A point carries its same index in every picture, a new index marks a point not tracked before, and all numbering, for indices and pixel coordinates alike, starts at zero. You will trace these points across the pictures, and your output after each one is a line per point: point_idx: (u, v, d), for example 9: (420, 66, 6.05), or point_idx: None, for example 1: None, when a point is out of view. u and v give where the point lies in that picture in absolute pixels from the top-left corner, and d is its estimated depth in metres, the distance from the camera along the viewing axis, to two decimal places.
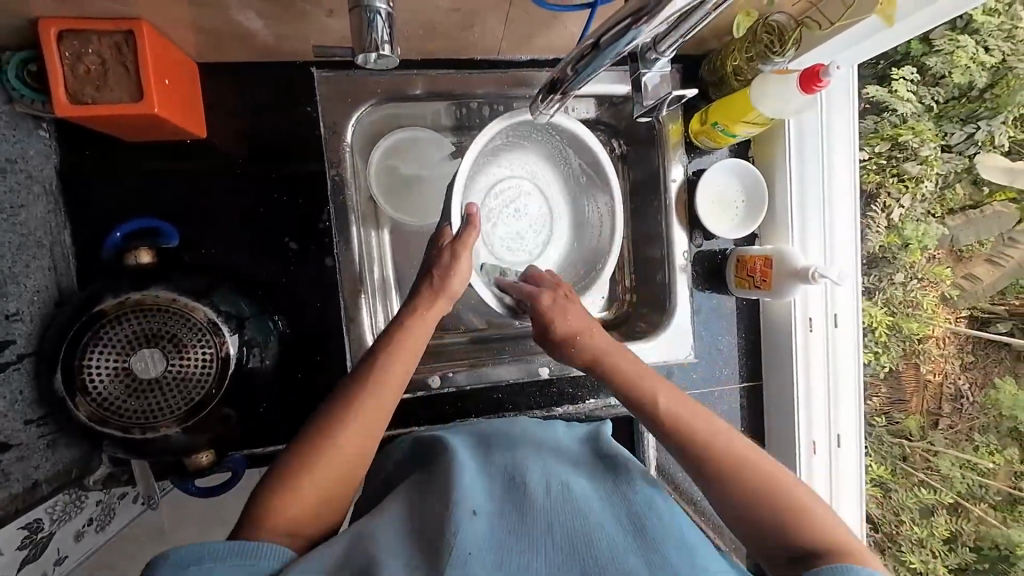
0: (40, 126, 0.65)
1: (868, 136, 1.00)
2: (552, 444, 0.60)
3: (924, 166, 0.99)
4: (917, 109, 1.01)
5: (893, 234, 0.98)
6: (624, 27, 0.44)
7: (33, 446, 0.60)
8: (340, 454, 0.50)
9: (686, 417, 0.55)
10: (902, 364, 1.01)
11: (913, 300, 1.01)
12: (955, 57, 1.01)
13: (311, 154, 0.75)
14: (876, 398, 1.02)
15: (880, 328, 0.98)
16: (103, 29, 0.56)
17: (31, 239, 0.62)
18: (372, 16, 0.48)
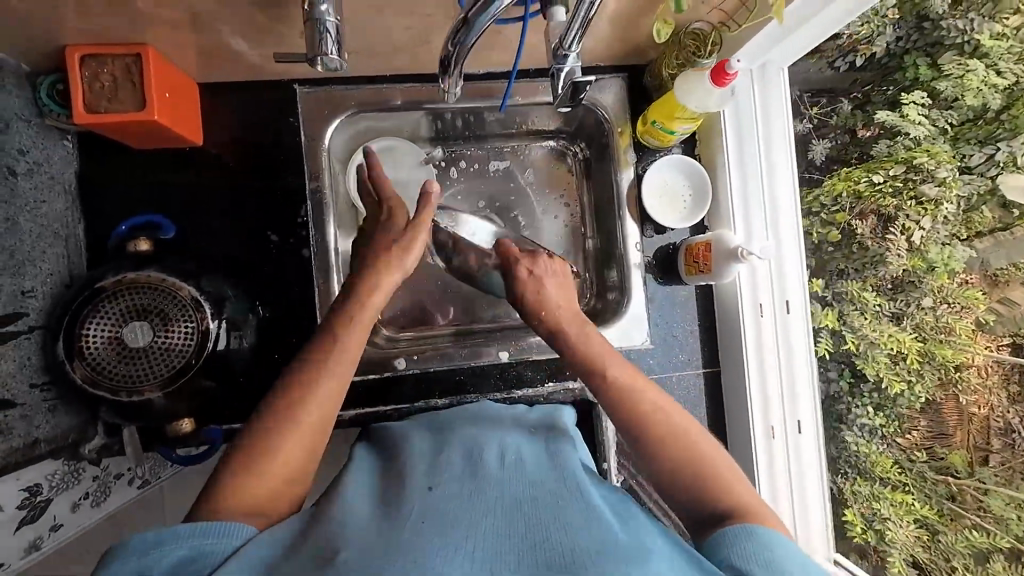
0: (65, 137, 0.77)
1: (879, 160, 0.83)
2: (505, 431, 0.68)
3: (945, 187, 0.79)
4: (933, 130, 0.81)
5: (917, 257, 0.81)
6: None
7: (36, 408, 0.68)
8: (301, 429, 0.55)
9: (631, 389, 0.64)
10: (940, 395, 0.79)
11: (943, 326, 0.80)
12: (966, 80, 0.79)
13: (294, 158, 0.85)
14: (914, 430, 0.81)
15: (911, 357, 0.79)
16: (116, 53, 0.68)
17: (49, 229, 0.73)
18: (322, 28, 0.56)
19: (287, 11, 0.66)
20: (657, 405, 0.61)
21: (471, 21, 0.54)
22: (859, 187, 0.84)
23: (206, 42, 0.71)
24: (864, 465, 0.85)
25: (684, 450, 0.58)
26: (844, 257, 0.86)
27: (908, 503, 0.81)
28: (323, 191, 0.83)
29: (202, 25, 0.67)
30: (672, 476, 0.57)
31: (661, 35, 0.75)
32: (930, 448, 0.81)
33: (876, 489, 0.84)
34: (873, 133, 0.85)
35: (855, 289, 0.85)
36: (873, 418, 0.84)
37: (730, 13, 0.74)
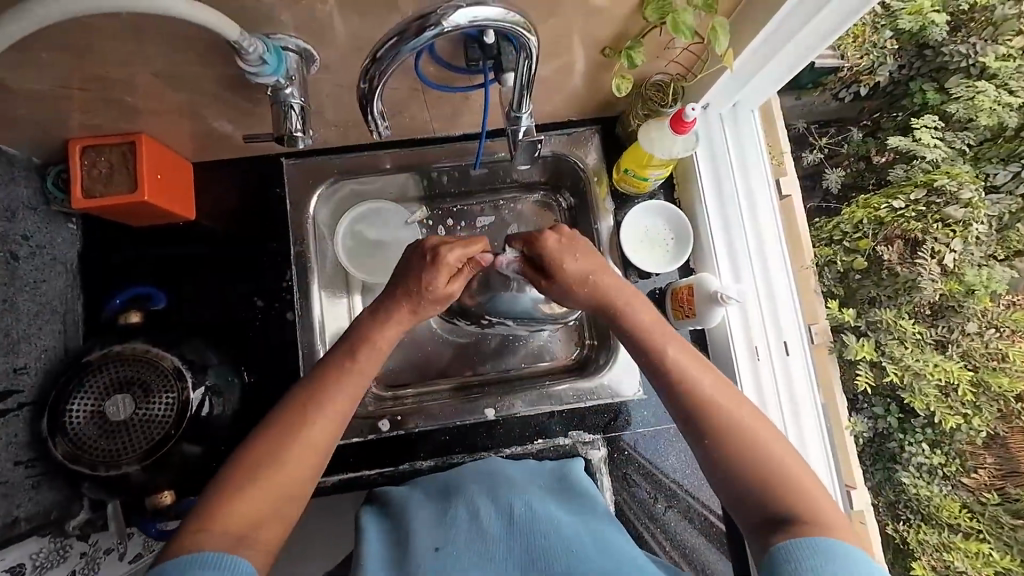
0: (70, 220, 0.82)
1: (901, 184, 0.98)
2: (513, 482, 0.71)
3: (970, 208, 0.95)
4: (948, 153, 0.99)
5: (953, 281, 0.95)
6: (394, 41, 0.47)
7: (18, 485, 0.69)
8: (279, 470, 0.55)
9: (693, 376, 0.62)
10: (1004, 427, 0.95)
11: (998, 352, 0.96)
12: (977, 102, 1.01)
13: (280, 226, 0.89)
14: (983, 469, 0.96)
15: (964, 385, 0.94)
16: (113, 143, 0.74)
17: (47, 307, 0.77)
18: (288, 109, 0.62)
19: (258, 96, 0.70)
20: (733, 416, 0.59)
21: (382, 60, 0.48)
22: (880, 214, 0.96)
23: (196, 127, 0.77)
24: (929, 510, 0.95)
25: (756, 467, 0.56)
26: (873, 283, 0.97)
27: (983, 553, 0.92)
28: (307, 256, 0.86)
29: (189, 111, 0.72)
30: (740, 479, 0.56)
31: (621, 90, 0.75)
32: (1002, 489, 0.95)
33: (945, 537, 0.94)
34: (888, 157, 1.04)
35: (890, 318, 0.95)
36: (931, 457, 0.96)
37: (687, 66, 0.75)
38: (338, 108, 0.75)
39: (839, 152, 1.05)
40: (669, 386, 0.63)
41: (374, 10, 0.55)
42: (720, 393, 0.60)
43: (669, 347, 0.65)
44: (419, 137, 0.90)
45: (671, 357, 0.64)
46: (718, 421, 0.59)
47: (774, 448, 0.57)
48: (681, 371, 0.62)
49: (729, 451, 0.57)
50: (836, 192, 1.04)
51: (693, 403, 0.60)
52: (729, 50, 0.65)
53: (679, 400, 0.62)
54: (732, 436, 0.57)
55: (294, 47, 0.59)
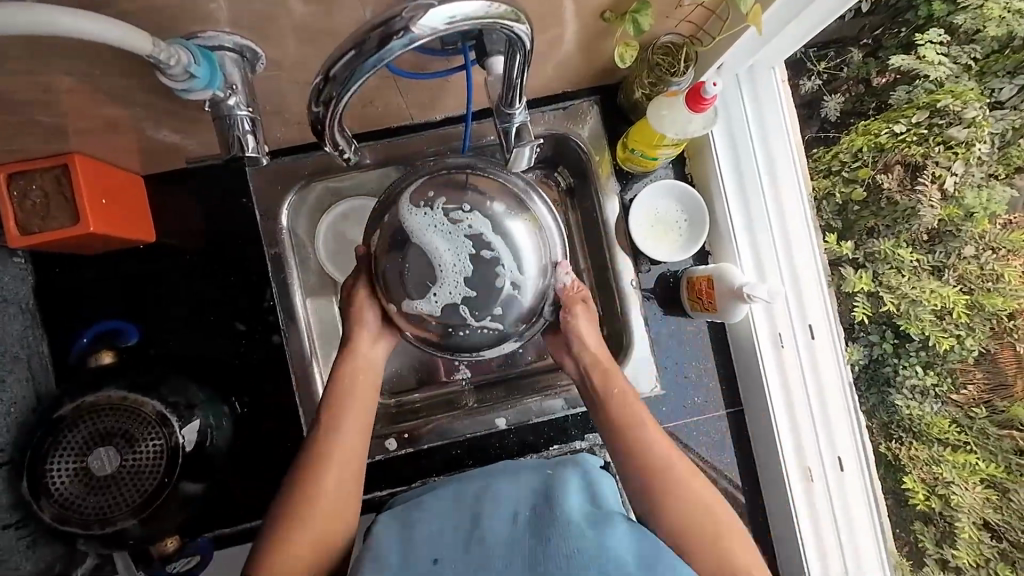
0: (15, 255, 0.73)
1: (898, 109, 0.83)
2: (523, 479, 0.63)
3: (974, 128, 0.79)
4: (953, 70, 0.82)
5: (951, 206, 0.81)
6: (353, 56, 0.38)
7: (12, 549, 0.65)
8: (300, 540, 0.57)
9: (656, 459, 0.63)
10: (994, 345, 0.80)
11: (991, 274, 0.81)
12: (986, 11, 0.83)
13: (252, 239, 0.80)
14: (970, 384, 0.81)
15: (960, 308, 0.80)
16: (44, 167, 0.64)
17: (8, 354, 0.70)
18: (234, 122, 0.52)
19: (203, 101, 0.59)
20: (679, 476, 0.62)
21: (336, 79, 0.39)
22: (880, 140, 0.82)
23: (138, 141, 0.66)
24: (919, 427, 0.83)
25: (694, 510, 0.60)
26: (873, 213, 0.84)
27: (970, 463, 0.80)
28: (287, 272, 0.78)
29: (122, 125, 0.62)
30: (670, 529, 0.60)
31: (624, 59, 0.67)
32: (988, 402, 0.81)
33: (935, 451, 0.82)
34: (889, 78, 0.85)
35: (889, 247, 0.83)
36: (924, 377, 0.82)
37: (700, 24, 0.65)
38: (298, 106, 0.64)
39: (838, 77, 0.86)
40: (632, 456, 0.64)
41: None
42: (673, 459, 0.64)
43: (643, 425, 0.66)
44: (391, 127, 0.80)
45: (649, 449, 0.64)
46: (667, 487, 0.62)
47: (706, 495, 0.62)
48: (649, 451, 0.64)
49: (681, 518, 0.60)
50: (836, 119, 0.87)
51: (644, 475, 0.63)
52: (757, 6, 0.55)
53: (646, 494, 0.62)
54: (679, 506, 0.60)
55: (232, 45, 0.49)
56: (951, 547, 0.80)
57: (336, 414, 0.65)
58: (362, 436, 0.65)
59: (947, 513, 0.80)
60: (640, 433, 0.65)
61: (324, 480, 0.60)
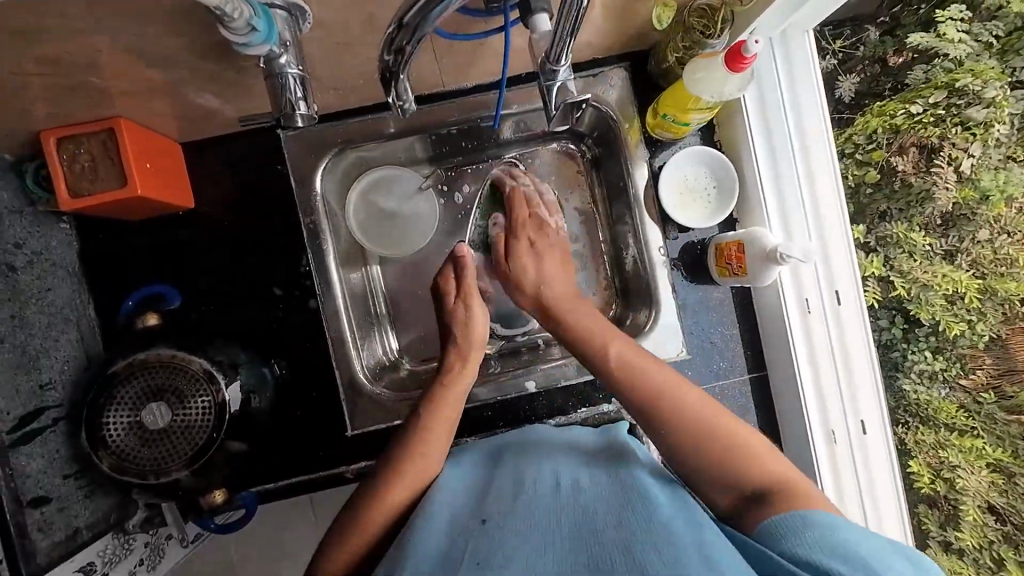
0: (61, 220, 0.76)
1: (918, 88, 0.83)
2: (560, 453, 0.64)
3: (993, 107, 0.80)
4: (974, 49, 0.83)
5: (966, 187, 0.82)
6: (429, 2, 0.41)
7: (72, 497, 0.69)
8: (388, 503, 0.59)
9: (634, 361, 0.63)
10: (1005, 330, 0.82)
11: (1006, 258, 0.82)
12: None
13: (287, 206, 0.82)
14: (979, 370, 0.83)
15: (972, 293, 0.81)
16: (91, 131, 0.65)
17: (58, 315, 0.73)
18: (285, 80, 0.54)
19: (246, 61, 0.61)
20: (665, 384, 0.59)
21: (409, 26, 0.42)
22: (896, 120, 0.82)
23: (178, 105, 0.68)
24: (927, 412, 0.85)
25: (695, 427, 0.56)
26: (885, 197, 0.84)
27: (977, 447, 0.82)
28: (322, 240, 0.80)
29: (168, 89, 0.63)
30: (684, 444, 0.56)
31: (661, 21, 0.71)
32: (997, 387, 0.83)
33: (941, 436, 0.84)
34: (906, 57, 0.87)
35: (901, 231, 0.83)
36: (934, 362, 0.84)
37: None
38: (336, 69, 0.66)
39: (853, 57, 0.88)
40: (608, 373, 0.63)
41: None
42: (667, 384, 0.59)
43: (612, 345, 0.65)
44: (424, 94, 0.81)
45: (621, 356, 0.63)
46: (655, 391, 0.59)
47: (691, 399, 0.58)
48: (630, 368, 0.62)
49: (680, 427, 0.56)
50: (850, 101, 0.89)
51: (641, 398, 0.59)
52: None
53: (635, 402, 0.60)
54: (677, 418, 0.57)
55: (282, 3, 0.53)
56: (955, 528, 0.82)
57: (428, 423, 0.65)
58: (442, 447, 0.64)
59: (952, 496, 0.82)
60: (608, 351, 0.64)
61: (408, 478, 0.61)
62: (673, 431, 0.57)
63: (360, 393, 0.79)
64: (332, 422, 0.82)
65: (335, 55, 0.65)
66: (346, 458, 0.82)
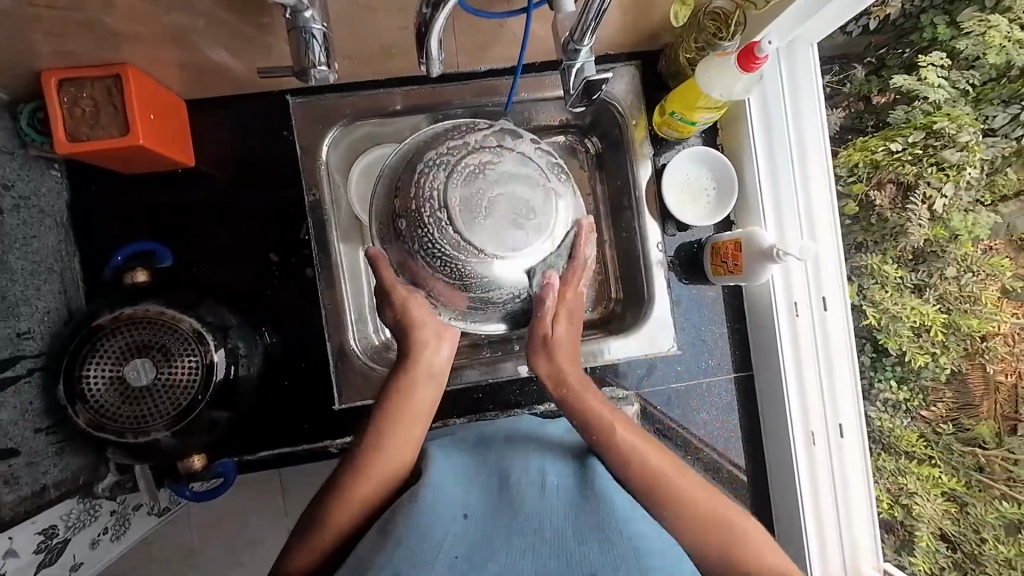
0: (53, 167, 0.74)
1: (895, 128, 0.77)
2: (546, 452, 0.63)
3: (968, 152, 0.71)
4: (954, 92, 0.73)
5: (938, 225, 0.74)
6: None
7: (43, 453, 0.66)
8: (371, 471, 0.58)
9: (639, 451, 0.60)
10: (966, 365, 0.73)
11: (969, 295, 0.72)
12: (989, 37, 0.70)
13: (289, 173, 0.81)
14: (940, 404, 0.76)
15: (937, 328, 0.75)
16: (96, 76, 0.64)
17: (42, 265, 0.70)
18: (309, 36, 0.54)
19: (268, 18, 0.61)
20: (664, 471, 0.60)
21: None
22: (876, 156, 0.78)
23: (190, 58, 0.67)
24: (888, 439, 0.81)
25: (715, 537, 0.58)
26: (863, 228, 0.81)
27: (936, 477, 0.76)
28: (323, 209, 0.79)
29: (182, 38, 0.63)
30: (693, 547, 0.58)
31: (677, 18, 0.74)
32: (957, 421, 0.74)
33: (903, 463, 0.79)
34: (889, 98, 0.78)
35: (875, 263, 0.80)
36: (897, 393, 0.79)
37: None
38: None
39: (839, 93, 0.82)
40: (614, 465, 0.60)
41: None
42: (669, 470, 0.60)
43: (617, 431, 0.61)
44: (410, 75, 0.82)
45: (632, 448, 0.60)
46: (670, 497, 0.58)
47: (685, 487, 0.59)
48: (642, 461, 0.60)
49: (691, 524, 0.58)
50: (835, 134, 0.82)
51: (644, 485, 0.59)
52: None
53: (636, 481, 0.59)
54: (686, 512, 0.58)
55: None
56: (909, 554, 0.79)
57: (396, 411, 0.62)
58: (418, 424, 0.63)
59: (908, 523, 0.79)
60: (614, 436, 0.61)
61: (382, 459, 0.59)
62: (668, 515, 0.58)
63: (351, 367, 0.78)
64: (318, 394, 0.81)
65: None
66: (330, 432, 0.81)
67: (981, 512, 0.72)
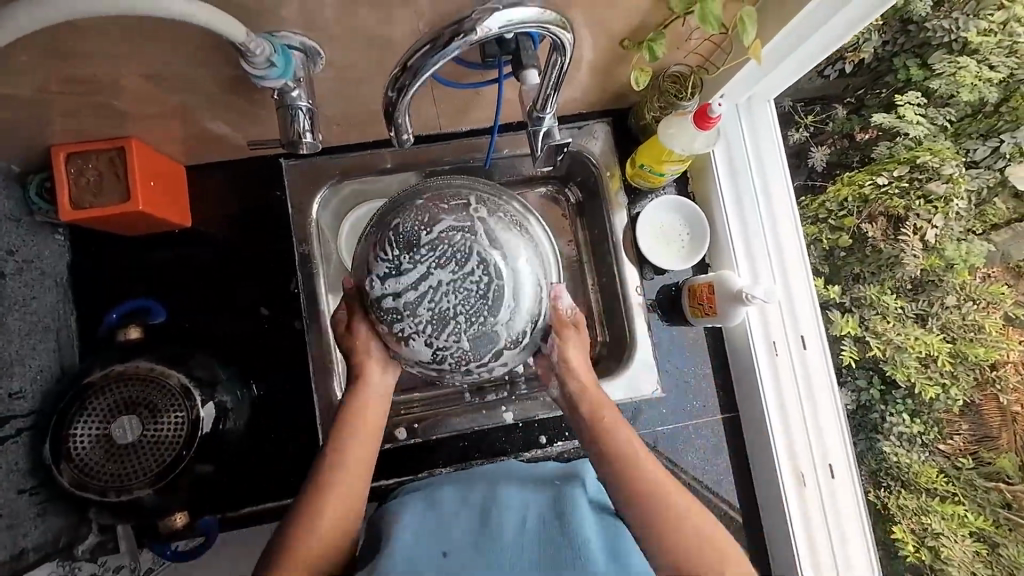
0: (57, 231, 0.78)
1: (881, 163, 0.81)
2: (526, 482, 0.67)
3: (953, 184, 0.77)
4: (931, 130, 0.79)
5: (933, 256, 0.77)
6: (432, 48, 0.46)
7: (23, 515, 0.66)
8: (337, 501, 0.56)
9: (608, 433, 0.61)
10: (979, 396, 0.74)
11: (973, 324, 0.75)
12: (959, 79, 0.77)
13: (281, 229, 0.85)
14: (956, 436, 0.76)
15: (945, 356, 0.76)
16: (102, 149, 0.69)
17: (40, 325, 0.73)
18: (295, 112, 0.59)
19: (260, 96, 0.67)
20: (660, 476, 0.57)
21: (412, 68, 0.47)
22: (865, 191, 0.81)
23: (189, 130, 0.72)
24: (907, 476, 0.79)
25: (691, 545, 0.54)
26: (858, 260, 0.83)
27: (959, 514, 0.74)
28: (313, 262, 0.82)
29: (181, 113, 0.68)
30: (652, 541, 0.54)
31: (640, 84, 0.74)
32: (976, 454, 0.74)
33: (925, 501, 0.77)
34: (870, 134, 0.83)
35: (875, 292, 0.81)
36: (911, 425, 0.78)
37: (707, 57, 0.74)
38: (338, 104, 0.73)
39: (824, 131, 0.85)
40: (591, 438, 0.61)
41: (387, 6, 0.54)
42: (647, 461, 0.59)
43: (616, 431, 0.61)
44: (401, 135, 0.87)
45: (615, 426, 0.61)
46: (652, 480, 0.57)
47: (682, 499, 0.56)
48: (624, 446, 0.59)
49: (658, 526, 0.54)
50: (822, 171, 0.86)
51: (621, 465, 0.58)
52: (756, 40, 0.63)
53: (613, 474, 0.58)
54: (655, 510, 0.55)
55: (298, 44, 0.57)
56: None
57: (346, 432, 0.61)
58: (371, 439, 0.62)
59: (938, 566, 0.75)
60: (603, 419, 0.62)
61: (349, 480, 0.58)
62: (654, 516, 0.55)
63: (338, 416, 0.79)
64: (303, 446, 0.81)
65: (343, 98, 0.72)
66: None
67: (1013, 552, 0.71)
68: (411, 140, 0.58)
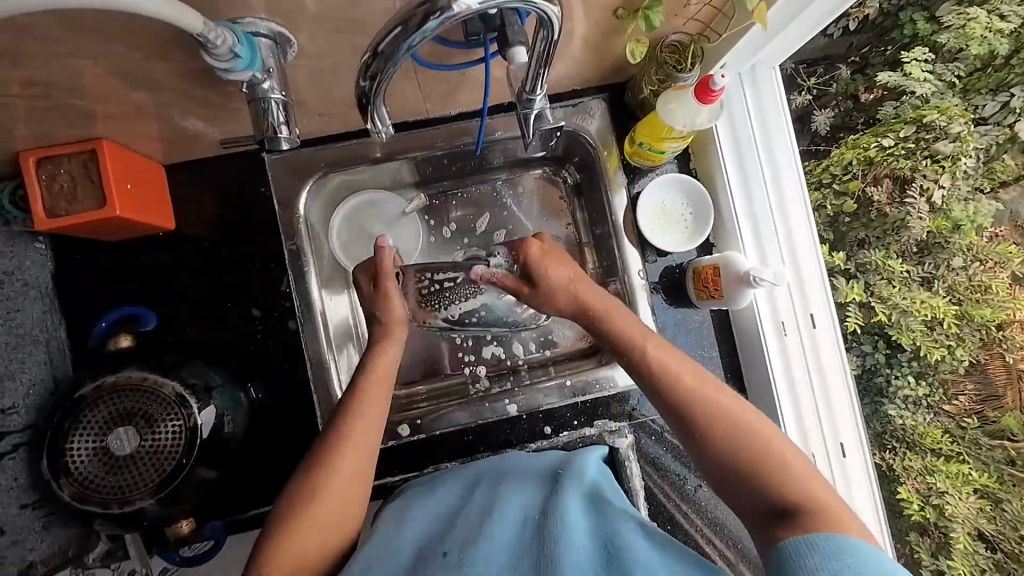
0: (37, 240, 0.75)
1: (886, 124, 0.80)
2: (525, 482, 0.64)
3: (960, 142, 0.77)
4: (939, 86, 0.79)
5: (939, 217, 0.78)
6: (401, 30, 0.42)
7: (29, 528, 0.66)
8: (333, 491, 0.57)
9: (671, 363, 0.59)
10: (985, 355, 0.77)
11: (979, 285, 0.78)
12: (970, 29, 0.80)
13: (268, 227, 0.82)
14: (962, 395, 0.79)
15: (950, 320, 0.77)
16: (74, 152, 0.66)
17: (28, 337, 0.71)
18: (268, 105, 0.58)
19: (234, 89, 0.63)
20: (715, 400, 0.56)
21: (383, 54, 0.44)
22: (869, 152, 0.79)
23: (164, 128, 0.69)
24: (912, 438, 0.79)
25: (745, 447, 0.53)
26: (863, 224, 0.81)
27: (963, 473, 0.77)
28: (304, 260, 0.79)
29: (152, 110, 0.64)
30: (720, 459, 0.54)
31: (635, 56, 0.70)
32: (980, 413, 0.78)
33: (929, 461, 0.78)
34: (876, 94, 0.82)
35: (880, 257, 0.79)
36: (917, 389, 0.79)
37: (707, 23, 0.69)
38: (318, 94, 0.69)
39: (828, 93, 0.82)
40: (641, 371, 0.61)
41: None
42: (695, 379, 0.58)
43: (651, 349, 0.61)
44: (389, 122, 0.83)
45: (659, 357, 0.60)
46: (718, 412, 0.55)
47: (731, 405, 0.56)
48: (676, 371, 0.59)
49: (721, 446, 0.54)
50: (825, 135, 0.83)
51: (668, 391, 0.58)
52: (762, 4, 0.58)
53: (659, 386, 0.59)
54: (723, 424, 0.55)
55: (266, 31, 0.53)
56: (947, 556, 0.75)
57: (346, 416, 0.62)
58: (375, 424, 0.63)
59: (942, 523, 0.76)
60: (647, 352, 0.61)
61: (340, 468, 0.58)
62: (727, 451, 0.54)
63: None
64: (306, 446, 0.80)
65: (322, 87, 0.67)
66: None
67: (1014, 506, 0.75)
68: (391, 130, 0.55)
